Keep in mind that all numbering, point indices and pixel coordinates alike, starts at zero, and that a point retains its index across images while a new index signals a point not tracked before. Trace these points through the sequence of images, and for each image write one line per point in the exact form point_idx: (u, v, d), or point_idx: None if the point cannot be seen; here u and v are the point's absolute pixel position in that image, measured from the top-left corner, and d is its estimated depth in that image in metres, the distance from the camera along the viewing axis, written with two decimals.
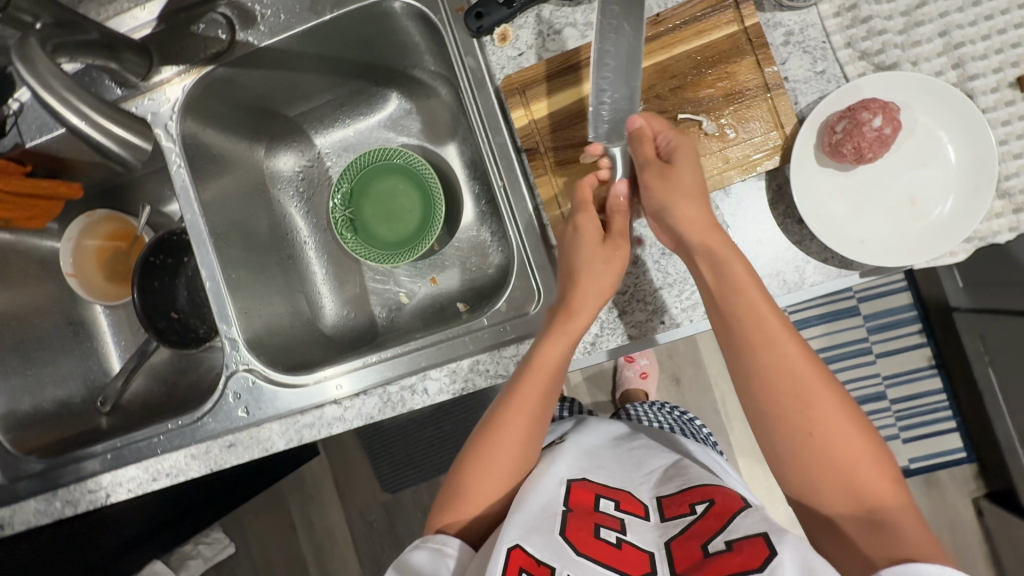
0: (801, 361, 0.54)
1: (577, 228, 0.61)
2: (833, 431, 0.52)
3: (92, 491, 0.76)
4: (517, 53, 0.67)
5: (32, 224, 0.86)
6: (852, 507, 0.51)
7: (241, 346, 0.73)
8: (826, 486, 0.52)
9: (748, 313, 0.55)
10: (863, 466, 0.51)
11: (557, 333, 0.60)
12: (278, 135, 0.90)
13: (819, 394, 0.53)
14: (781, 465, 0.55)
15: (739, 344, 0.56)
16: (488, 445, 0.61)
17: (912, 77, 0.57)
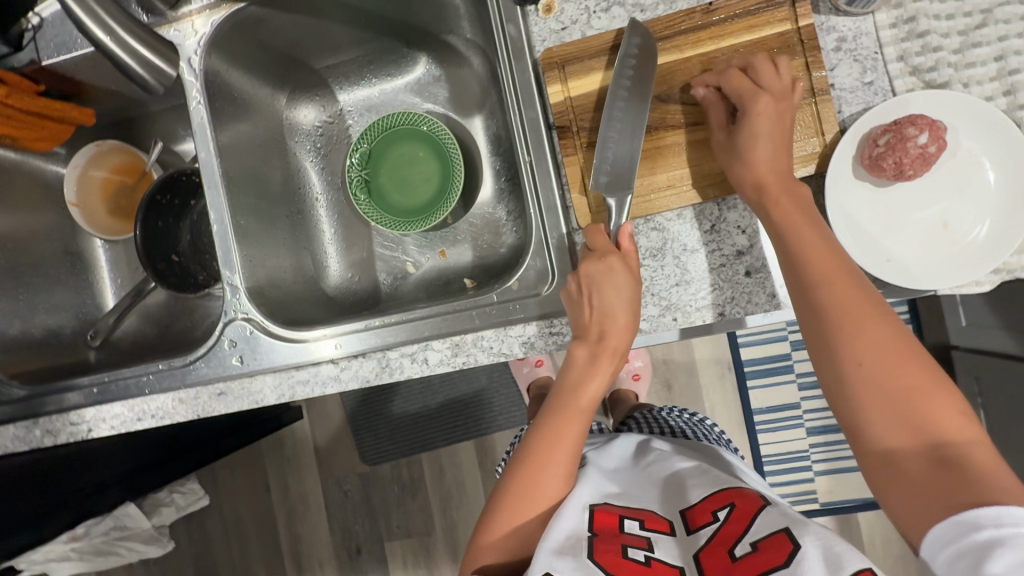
0: (863, 299, 0.51)
1: (609, 270, 0.57)
2: (895, 367, 0.49)
3: (74, 424, 0.74)
4: (560, 27, 0.65)
5: (38, 146, 0.83)
6: (918, 443, 0.47)
7: (241, 294, 0.71)
8: (890, 421, 0.48)
9: (808, 250, 0.53)
10: (932, 401, 0.48)
11: (598, 366, 0.60)
12: (301, 86, 0.88)
13: (878, 329, 0.50)
14: (837, 401, 0.51)
15: (797, 282, 0.53)
16: (530, 473, 0.59)
17: (962, 97, 0.55)
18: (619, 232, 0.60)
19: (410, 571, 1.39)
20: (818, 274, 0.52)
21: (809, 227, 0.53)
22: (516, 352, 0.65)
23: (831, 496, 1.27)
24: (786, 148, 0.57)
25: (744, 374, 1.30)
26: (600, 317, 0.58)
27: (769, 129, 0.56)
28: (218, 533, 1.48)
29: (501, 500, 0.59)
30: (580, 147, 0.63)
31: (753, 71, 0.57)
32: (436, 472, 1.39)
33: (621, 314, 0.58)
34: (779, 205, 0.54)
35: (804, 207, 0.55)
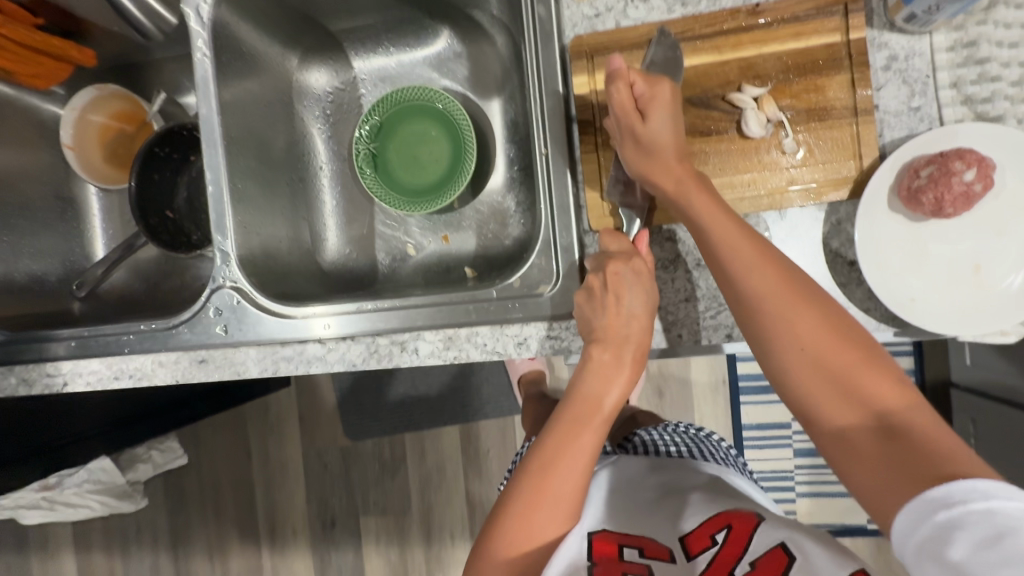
0: (780, 279, 0.48)
1: (635, 269, 0.56)
2: (824, 345, 0.47)
3: (50, 376, 0.72)
4: (594, 13, 0.61)
5: (37, 82, 0.80)
6: (859, 418, 0.45)
7: (232, 262, 0.68)
8: (828, 399, 0.46)
9: (725, 235, 0.50)
10: (865, 372, 0.45)
11: (620, 372, 0.57)
12: (314, 47, 0.84)
13: (802, 311, 0.47)
14: (780, 388, 0.49)
15: (721, 273, 0.51)
16: (542, 483, 0.55)
17: (1018, 135, 0.51)
18: (637, 235, 0.58)
19: (382, 548, 1.39)
20: (738, 262, 0.49)
21: (726, 214, 0.50)
22: (511, 352, 0.62)
23: (811, 519, 1.25)
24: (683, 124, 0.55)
25: (739, 389, 1.28)
26: (630, 317, 0.56)
27: (677, 115, 0.54)
28: (195, 492, 1.47)
29: (511, 510, 0.55)
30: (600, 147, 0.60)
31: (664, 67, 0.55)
32: (418, 454, 1.38)
33: (645, 317, 0.56)
34: (696, 198, 0.51)
35: (708, 189, 0.52)
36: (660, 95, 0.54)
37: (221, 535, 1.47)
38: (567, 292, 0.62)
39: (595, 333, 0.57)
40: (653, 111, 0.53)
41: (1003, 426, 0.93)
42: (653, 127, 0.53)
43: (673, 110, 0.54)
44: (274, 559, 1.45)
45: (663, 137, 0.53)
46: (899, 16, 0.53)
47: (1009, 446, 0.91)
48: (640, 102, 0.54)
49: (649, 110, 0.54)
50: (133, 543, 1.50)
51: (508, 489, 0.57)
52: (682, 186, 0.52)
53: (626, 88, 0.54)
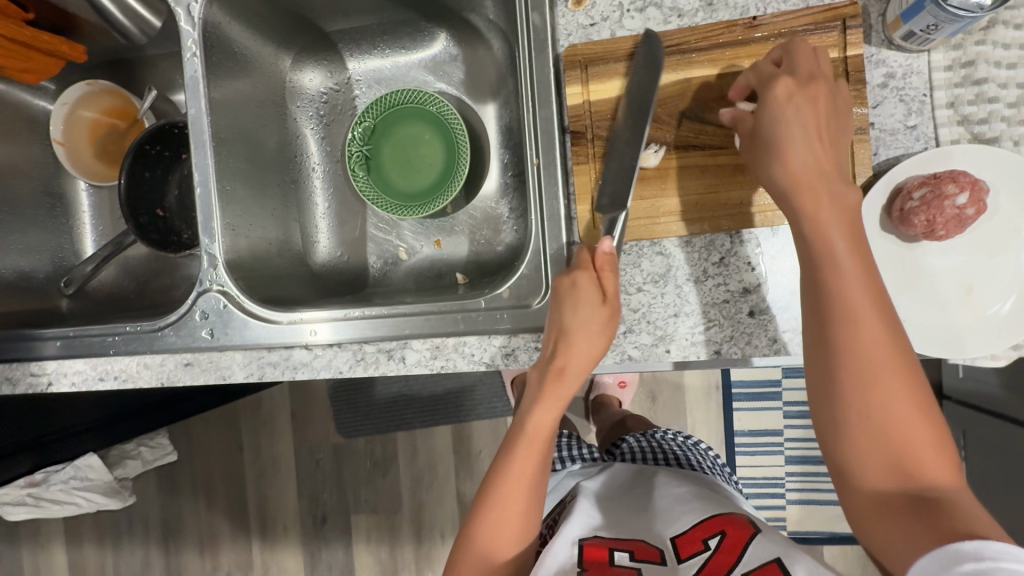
0: (877, 326, 0.44)
1: (574, 285, 0.55)
2: (897, 402, 0.43)
3: (34, 375, 0.71)
4: (589, 23, 0.60)
5: (26, 78, 0.79)
6: (901, 485, 0.43)
7: (219, 266, 0.68)
8: (879, 458, 0.43)
9: (840, 271, 0.45)
10: (924, 445, 0.43)
11: (546, 394, 0.56)
12: (308, 47, 0.83)
13: (891, 371, 0.44)
14: (829, 439, 0.46)
15: (816, 309, 0.46)
16: (495, 507, 0.55)
17: (1013, 158, 0.51)
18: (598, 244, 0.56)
19: (372, 546, 1.39)
20: (841, 304, 0.45)
21: (846, 248, 0.45)
22: (498, 363, 0.62)
23: (800, 526, 1.25)
24: (826, 129, 0.48)
25: (732, 396, 1.27)
26: (558, 335, 0.55)
27: (800, 114, 0.48)
28: (187, 487, 1.47)
29: (475, 531, 0.56)
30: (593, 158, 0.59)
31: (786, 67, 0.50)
32: (409, 453, 1.38)
33: (581, 331, 0.54)
34: (811, 210, 0.47)
35: (845, 214, 0.46)
36: (771, 94, 0.49)
37: (211, 531, 1.47)
38: None
39: None
40: (766, 113, 0.49)
41: (994, 440, 0.92)
42: (767, 130, 0.49)
43: (795, 109, 0.48)
44: (265, 556, 1.44)
45: (775, 140, 0.48)
46: (897, 34, 0.52)
47: (1000, 461, 0.91)
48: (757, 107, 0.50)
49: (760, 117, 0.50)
50: (124, 537, 1.50)
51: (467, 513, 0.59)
52: (799, 199, 0.47)
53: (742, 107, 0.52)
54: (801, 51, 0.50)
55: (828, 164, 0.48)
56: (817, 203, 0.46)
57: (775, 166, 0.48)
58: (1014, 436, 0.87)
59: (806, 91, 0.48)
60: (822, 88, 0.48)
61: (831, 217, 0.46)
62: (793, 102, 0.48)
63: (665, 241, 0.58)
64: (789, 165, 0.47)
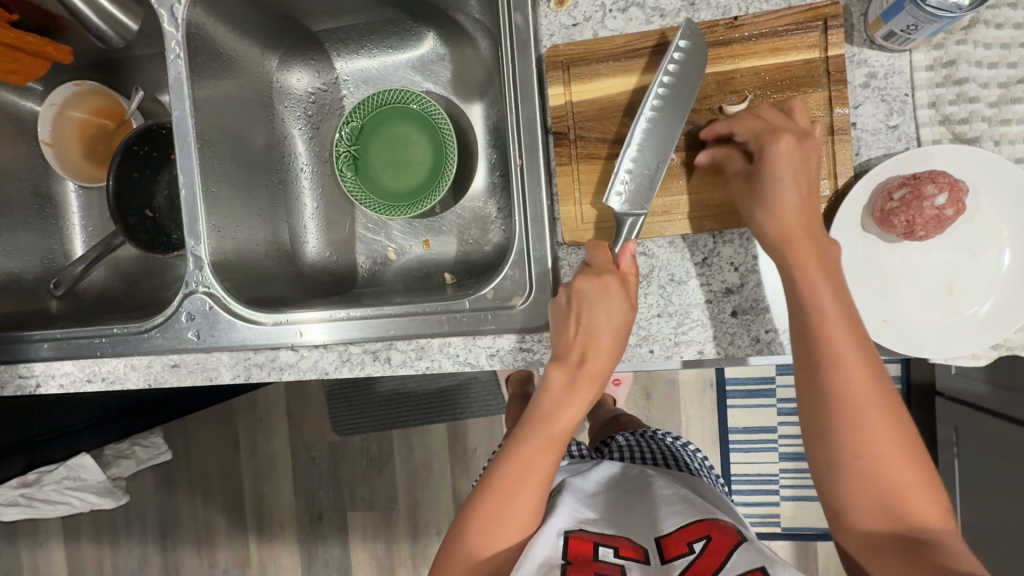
0: (863, 372, 0.47)
1: (605, 289, 0.54)
2: (884, 447, 0.46)
3: (22, 377, 0.72)
4: (571, 23, 0.60)
5: (13, 79, 0.79)
6: (889, 523, 0.46)
7: (205, 267, 0.68)
8: (869, 499, 0.47)
9: (826, 321, 0.48)
10: (911, 486, 0.46)
11: (575, 395, 0.56)
12: (295, 47, 0.83)
13: (875, 416, 0.47)
14: (822, 480, 0.49)
15: (804, 355, 0.49)
16: (497, 498, 0.56)
17: (994, 159, 0.51)
18: (621, 247, 0.56)
19: (369, 543, 1.40)
20: (830, 353, 0.48)
21: (831, 300, 0.48)
22: (483, 363, 0.62)
23: (794, 522, 1.26)
24: (814, 183, 0.50)
25: (725, 392, 1.27)
26: (584, 338, 0.55)
27: (795, 172, 0.50)
28: (183, 485, 1.48)
29: (469, 522, 0.56)
30: (614, 156, 0.59)
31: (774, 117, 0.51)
32: (405, 451, 1.38)
33: (609, 334, 0.55)
34: (800, 264, 0.49)
35: (825, 265, 0.49)
36: (774, 150, 0.50)
37: (209, 529, 1.48)
38: (539, 305, 0.61)
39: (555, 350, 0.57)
40: (767, 172, 0.50)
41: (985, 437, 0.93)
42: (767, 187, 0.50)
43: (791, 166, 0.50)
44: (262, 553, 1.45)
45: (770, 196, 0.50)
46: (878, 34, 0.52)
47: (991, 457, 0.91)
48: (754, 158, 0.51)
49: (757, 172, 0.51)
50: (121, 534, 1.51)
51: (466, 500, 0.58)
52: (790, 252, 0.49)
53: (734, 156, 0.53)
54: (794, 107, 0.52)
55: (813, 217, 0.50)
56: (805, 256, 0.49)
57: (766, 219, 0.50)
58: (1004, 433, 0.87)
59: (804, 147, 0.50)
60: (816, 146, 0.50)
61: (813, 271, 0.49)
62: (790, 160, 0.49)
63: (648, 241, 0.58)
64: (781, 219, 0.49)
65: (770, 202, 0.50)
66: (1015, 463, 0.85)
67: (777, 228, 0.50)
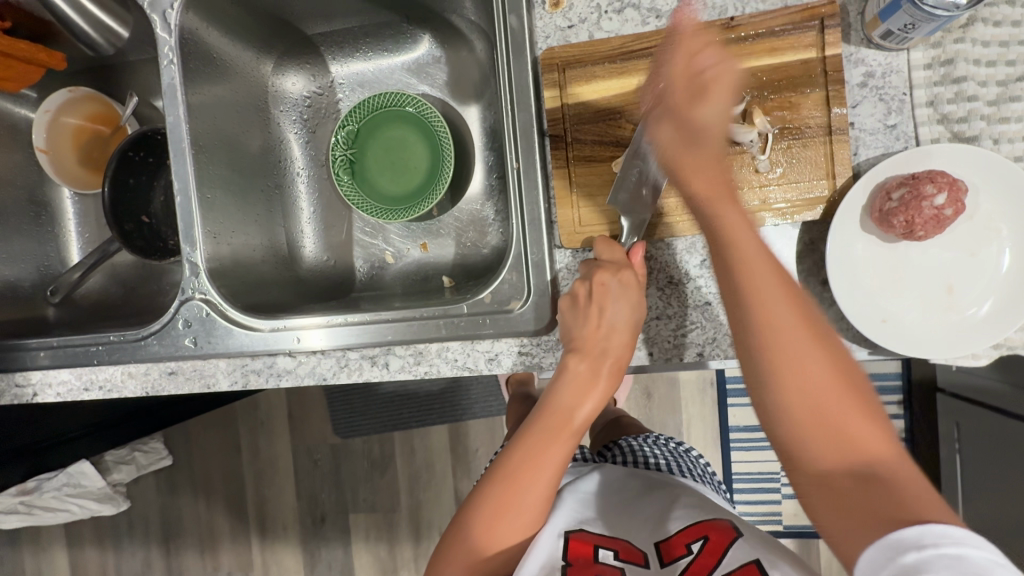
0: (791, 306, 0.45)
1: (623, 283, 0.55)
2: (824, 381, 0.43)
3: (19, 386, 0.72)
4: (567, 24, 0.60)
5: (8, 86, 0.79)
6: (843, 466, 0.42)
7: (201, 274, 0.68)
8: (818, 441, 0.43)
9: (742, 251, 0.46)
10: (858, 420, 0.43)
11: (594, 387, 0.56)
12: (290, 51, 0.83)
13: (807, 344, 0.44)
14: (771, 425, 0.45)
15: (729, 287, 0.47)
16: (504, 489, 0.55)
17: (993, 158, 0.50)
18: (632, 247, 0.56)
19: (370, 545, 1.40)
20: (752, 289, 0.45)
21: (743, 227, 0.47)
22: (481, 367, 0.62)
23: (796, 520, 1.26)
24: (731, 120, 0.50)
25: (726, 392, 1.27)
26: (607, 332, 0.55)
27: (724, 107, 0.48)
28: (185, 489, 1.47)
29: (474, 518, 0.56)
30: (615, 158, 0.58)
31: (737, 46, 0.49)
32: (406, 453, 1.38)
33: (627, 331, 0.55)
34: (720, 206, 0.47)
35: (736, 200, 0.48)
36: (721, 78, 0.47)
37: (210, 533, 1.47)
38: (538, 309, 0.61)
39: (574, 342, 0.57)
40: (705, 98, 0.47)
41: (986, 433, 0.92)
42: (699, 119, 0.47)
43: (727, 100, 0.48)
44: (264, 555, 1.45)
45: (704, 128, 0.47)
46: (876, 33, 0.52)
47: (993, 454, 0.91)
48: (700, 78, 0.48)
49: (701, 94, 0.47)
50: (124, 538, 1.51)
51: (478, 487, 0.58)
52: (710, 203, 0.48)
53: (685, 59, 0.48)
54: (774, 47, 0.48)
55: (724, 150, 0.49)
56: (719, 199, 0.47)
57: (691, 150, 0.48)
58: (1005, 429, 0.87)
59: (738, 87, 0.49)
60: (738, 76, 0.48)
61: (731, 211, 0.47)
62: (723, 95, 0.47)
63: (650, 243, 0.58)
64: (703, 151, 0.48)
65: (698, 134, 0.48)
66: (1017, 460, 0.85)
67: (699, 160, 0.48)
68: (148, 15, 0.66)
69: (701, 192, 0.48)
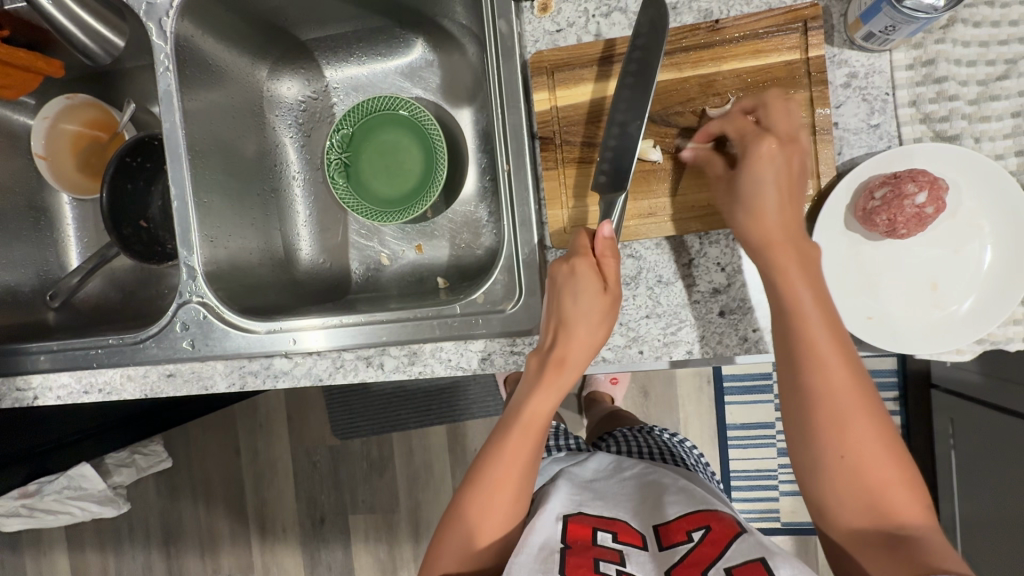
0: (847, 372, 0.48)
1: (572, 272, 0.55)
2: (866, 445, 0.47)
3: (20, 390, 0.73)
4: (555, 29, 0.61)
5: (8, 94, 0.80)
6: (876, 523, 0.47)
7: (198, 277, 0.69)
8: (853, 500, 0.48)
9: (803, 315, 0.49)
10: (893, 482, 0.47)
11: (549, 388, 0.56)
12: (284, 57, 0.84)
13: (861, 410, 0.48)
14: (810, 481, 0.50)
15: (786, 346, 0.50)
16: (484, 489, 0.56)
17: (974, 156, 0.51)
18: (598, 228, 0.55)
19: (371, 546, 1.40)
20: (813, 353, 0.48)
21: (811, 301, 0.49)
22: (474, 367, 0.63)
23: (794, 517, 1.26)
24: (797, 191, 0.51)
25: (723, 389, 1.28)
26: (558, 325, 0.56)
27: (776, 176, 0.50)
28: (185, 492, 1.48)
29: (458, 521, 0.57)
30: (587, 161, 0.60)
31: (764, 111, 0.52)
32: (406, 453, 1.38)
33: (580, 320, 0.54)
34: (778, 260, 0.49)
35: (807, 266, 0.49)
36: (754, 152, 0.51)
37: (211, 535, 1.48)
38: (529, 308, 0.62)
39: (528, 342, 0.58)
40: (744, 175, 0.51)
41: (980, 427, 0.93)
42: (742, 191, 0.51)
43: (773, 167, 0.50)
44: (265, 557, 1.46)
45: (752, 198, 0.51)
46: (858, 35, 0.52)
47: (986, 449, 0.92)
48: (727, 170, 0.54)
49: (738, 173, 0.52)
50: (125, 542, 1.52)
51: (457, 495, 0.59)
52: (770, 253, 0.50)
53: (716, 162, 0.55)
54: (777, 105, 0.52)
55: (794, 218, 0.50)
56: (784, 256, 0.49)
57: (748, 219, 0.51)
58: (997, 423, 0.88)
59: (787, 149, 0.50)
60: (798, 153, 0.51)
61: (795, 275, 0.49)
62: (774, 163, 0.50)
63: (636, 243, 0.59)
64: (763, 221, 0.50)
65: (749, 203, 0.51)
66: (1009, 455, 0.86)
67: (763, 228, 0.50)
68: (143, 23, 0.67)
69: (771, 264, 0.50)
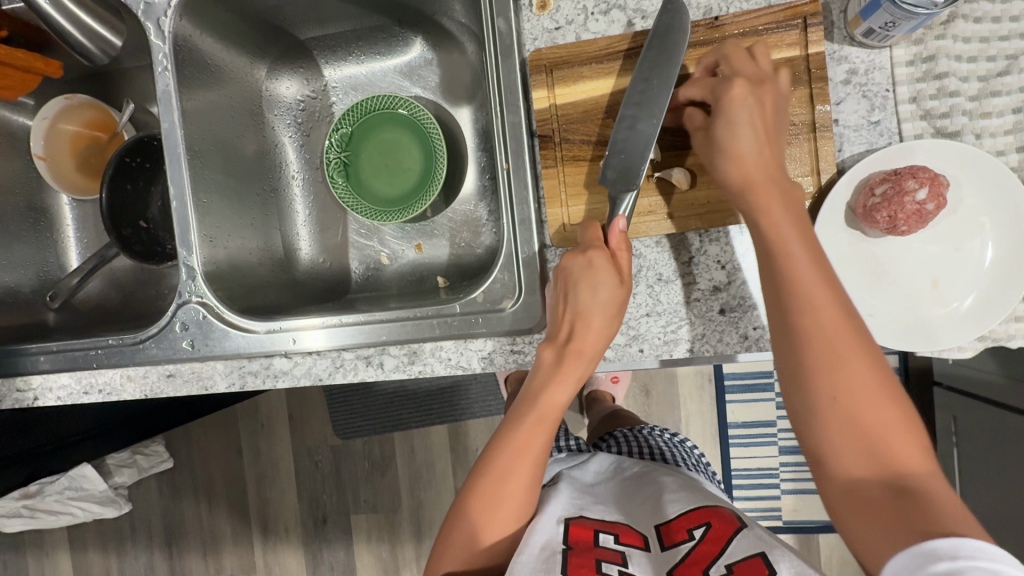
0: (838, 317, 0.47)
1: (589, 264, 0.55)
2: (863, 392, 0.46)
3: (20, 390, 0.73)
4: (554, 26, 0.61)
5: (7, 95, 0.80)
6: (878, 475, 0.45)
7: (197, 277, 0.69)
8: (851, 449, 0.46)
9: (800, 285, 0.48)
10: (893, 431, 0.46)
11: (564, 373, 0.56)
12: (283, 55, 0.83)
13: (856, 356, 0.46)
14: (806, 431, 0.48)
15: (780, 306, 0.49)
16: (495, 479, 0.56)
17: (974, 153, 0.51)
18: (611, 223, 0.55)
19: (373, 545, 1.40)
20: (803, 300, 0.47)
21: (809, 270, 0.48)
22: (474, 365, 0.63)
23: (795, 515, 1.26)
24: (772, 134, 0.50)
25: (725, 388, 1.28)
26: (573, 316, 0.55)
27: (749, 115, 0.50)
28: (187, 492, 1.48)
29: (461, 514, 0.57)
30: (599, 157, 0.59)
31: (725, 60, 0.52)
32: (406, 452, 1.38)
33: (597, 313, 0.54)
34: (775, 225, 0.49)
35: (806, 237, 0.49)
36: (726, 95, 0.50)
37: (213, 534, 1.48)
38: (528, 307, 0.62)
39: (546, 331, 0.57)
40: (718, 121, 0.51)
41: (981, 425, 0.93)
42: (720, 137, 0.51)
43: (745, 109, 0.50)
44: (266, 556, 1.46)
45: (729, 142, 0.50)
46: (858, 31, 0.52)
47: (988, 446, 0.92)
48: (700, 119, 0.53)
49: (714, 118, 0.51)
50: (126, 542, 1.52)
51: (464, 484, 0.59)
52: (753, 195, 0.49)
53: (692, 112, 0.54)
54: (756, 52, 0.52)
55: (773, 164, 0.50)
56: (767, 199, 0.49)
57: (728, 165, 0.50)
58: (999, 421, 0.88)
59: (757, 90, 0.50)
60: (771, 94, 0.50)
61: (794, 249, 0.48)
62: (745, 104, 0.49)
63: (637, 241, 0.59)
64: (743, 164, 0.50)
65: (727, 148, 0.50)
66: (1012, 453, 0.86)
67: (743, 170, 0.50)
68: (142, 22, 0.66)
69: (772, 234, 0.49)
